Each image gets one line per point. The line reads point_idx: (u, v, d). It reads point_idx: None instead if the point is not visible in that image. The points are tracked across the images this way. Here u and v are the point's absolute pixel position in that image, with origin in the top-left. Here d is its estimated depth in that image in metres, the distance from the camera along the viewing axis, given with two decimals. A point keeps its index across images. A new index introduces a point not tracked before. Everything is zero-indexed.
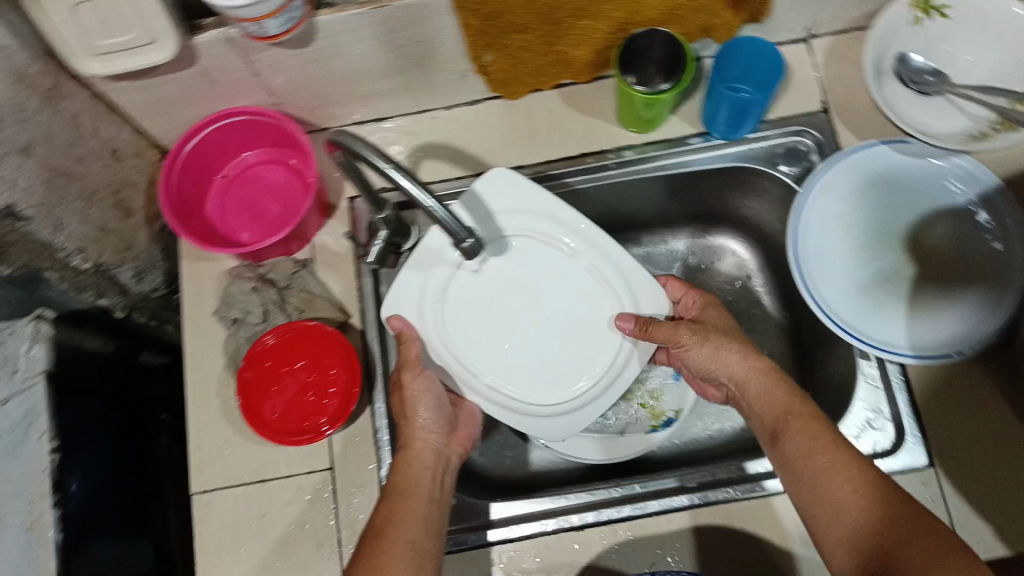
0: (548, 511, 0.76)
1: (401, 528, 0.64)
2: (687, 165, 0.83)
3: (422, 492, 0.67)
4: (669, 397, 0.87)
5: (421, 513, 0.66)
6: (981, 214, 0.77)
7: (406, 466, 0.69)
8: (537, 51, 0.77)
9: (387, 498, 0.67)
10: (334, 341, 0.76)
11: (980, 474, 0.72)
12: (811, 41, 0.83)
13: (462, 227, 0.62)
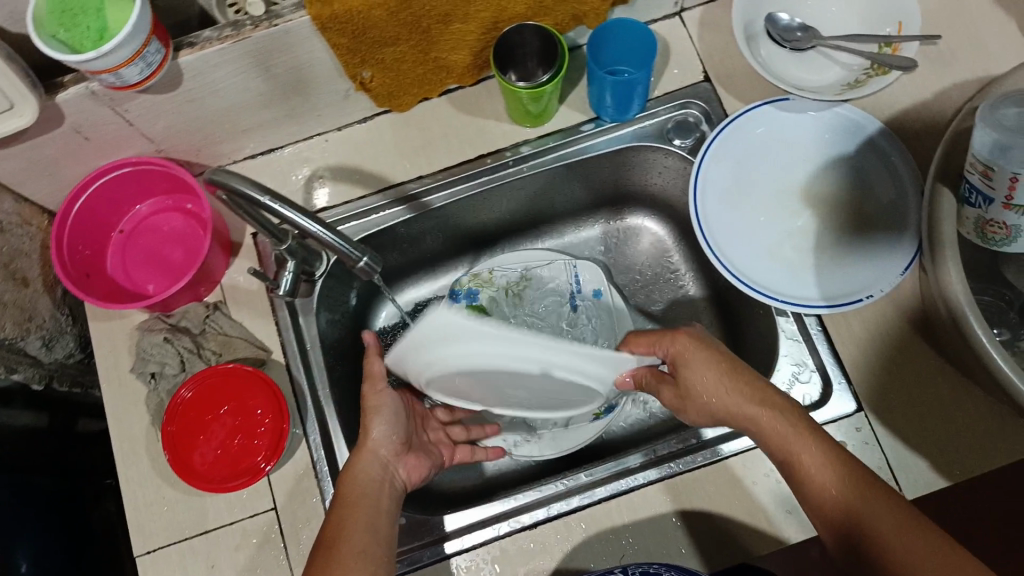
0: (500, 515, 0.75)
1: (353, 537, 0.61)
2: (586, 152, 0.84)
3: (373, 503, 0.65)
4: None
5: (373, 523, 0.63)
6: (869, 158, 0.79)
7: (354, 478, 0.67)
8: (415, 61, 0.77)
9: (338, 507, 0.65)
10: (257, 379, 0.74)
11: (911, 410, 0.72)
12: (683, 13, 0.84)
13: (353, 248, 0.64)
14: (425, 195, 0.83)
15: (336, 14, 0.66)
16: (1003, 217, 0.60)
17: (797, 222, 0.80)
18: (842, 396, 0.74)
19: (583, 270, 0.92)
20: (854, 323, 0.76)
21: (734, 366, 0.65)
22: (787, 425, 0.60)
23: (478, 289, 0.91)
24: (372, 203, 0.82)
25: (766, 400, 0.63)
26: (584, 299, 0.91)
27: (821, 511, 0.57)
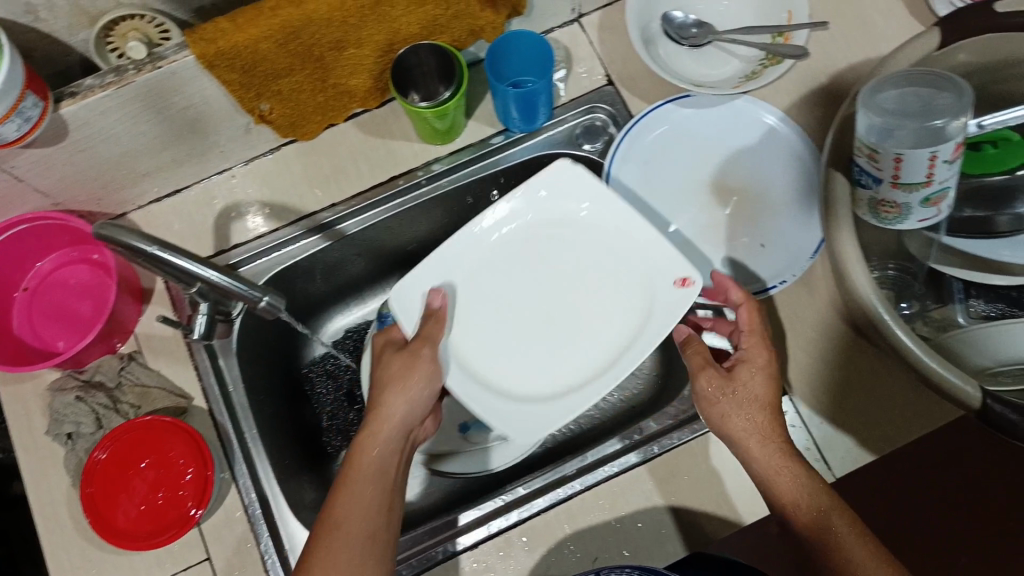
0: (509, 505, 0.74)
1: (352, 518, 0.60)
2: (499, 165, 0.84)
3: (375, 483, 0.63)
4: None
5: (370, 507, 0.61)
6: (773, 146, 0.81)
7: (365, 451, 0.65)
8: (313, 89, 0.76)
9: (336, 480, 0.63)
10: (177, 430, 0.73)
11: (834, 390, 0.74)
12: (582, 19, 0.85)
13: (252, 287, 0.64)
14: (339, 222, 0.81)
15: (221, 51, 0.65)
16: (892, 197, 0.62)
17: (714, 215, 0.81)
18: None
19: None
20: (771, 311, 0.77)
21: (777, 404, 0.64)
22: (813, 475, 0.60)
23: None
24: (285, 236, 0.81)
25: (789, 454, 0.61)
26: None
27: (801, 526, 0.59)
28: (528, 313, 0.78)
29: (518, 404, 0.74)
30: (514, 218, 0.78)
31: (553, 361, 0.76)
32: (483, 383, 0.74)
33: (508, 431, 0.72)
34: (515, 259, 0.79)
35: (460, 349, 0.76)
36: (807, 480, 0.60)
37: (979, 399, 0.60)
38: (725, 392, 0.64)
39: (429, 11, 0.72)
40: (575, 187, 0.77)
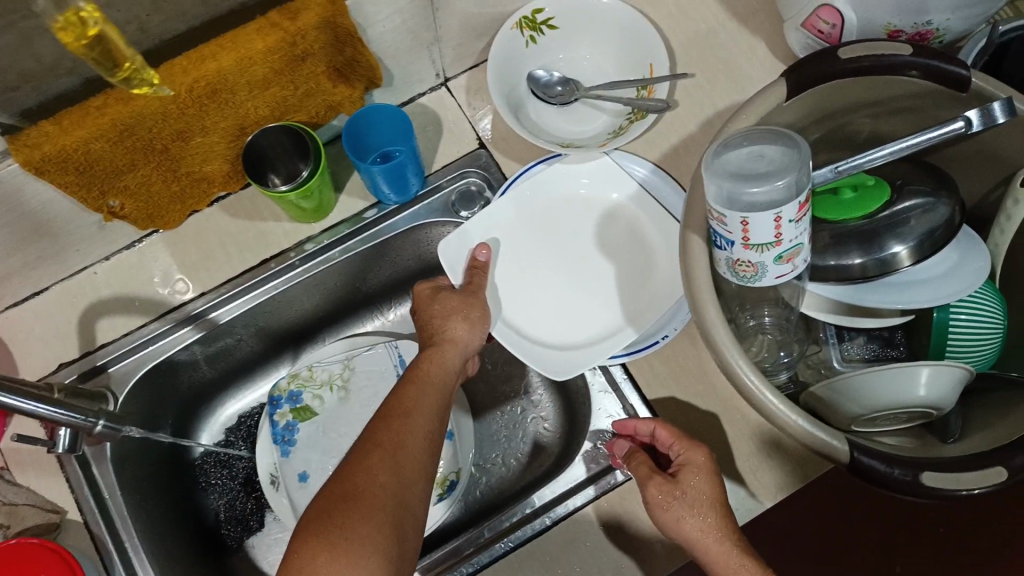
0: (512, 529, 0.73)
1: (418, 416, 0.63)
2: (373, 239, 0.81)
3: (439, 391, 0.66)
4: (444, 460, 0.85)
5: (432, 410, 0.64)
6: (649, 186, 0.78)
7: (436, 362, 0.69)
8: (165, 180, 0.73)
9: (401, 384, 0.66)
10: (44, 547, 0.68)
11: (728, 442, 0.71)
12: (449, 83, 0.85)
13: (86, 416, 0.69)
14: (212, 311, 0.79)
15: (48, 157, 0.61)
16: (746, 257, 0.61)
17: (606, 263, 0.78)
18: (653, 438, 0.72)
19: (407, 350, 0.90)
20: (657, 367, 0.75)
21: (724, 504, 0.60)
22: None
23: (300, 389, 0.89)
24: (155, 331, 0.78)
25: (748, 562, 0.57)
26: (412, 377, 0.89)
27: None
28: (563, 277, 0.79)
29: (555, 350, 0.75)
30: (547, 197, 0.80)
31: (590, 312, 0.77)
32: (523, 333, 0.76)
33: (551, 370, 0.73)
34: (553, 232, 0.80)
35: (498, 304, 0.78)
36: None
37: (845, 452, 0.57)
38: (674, 494, 0.61)
39: (276, 93, 0.70)
40: (607, 174, 0.79)
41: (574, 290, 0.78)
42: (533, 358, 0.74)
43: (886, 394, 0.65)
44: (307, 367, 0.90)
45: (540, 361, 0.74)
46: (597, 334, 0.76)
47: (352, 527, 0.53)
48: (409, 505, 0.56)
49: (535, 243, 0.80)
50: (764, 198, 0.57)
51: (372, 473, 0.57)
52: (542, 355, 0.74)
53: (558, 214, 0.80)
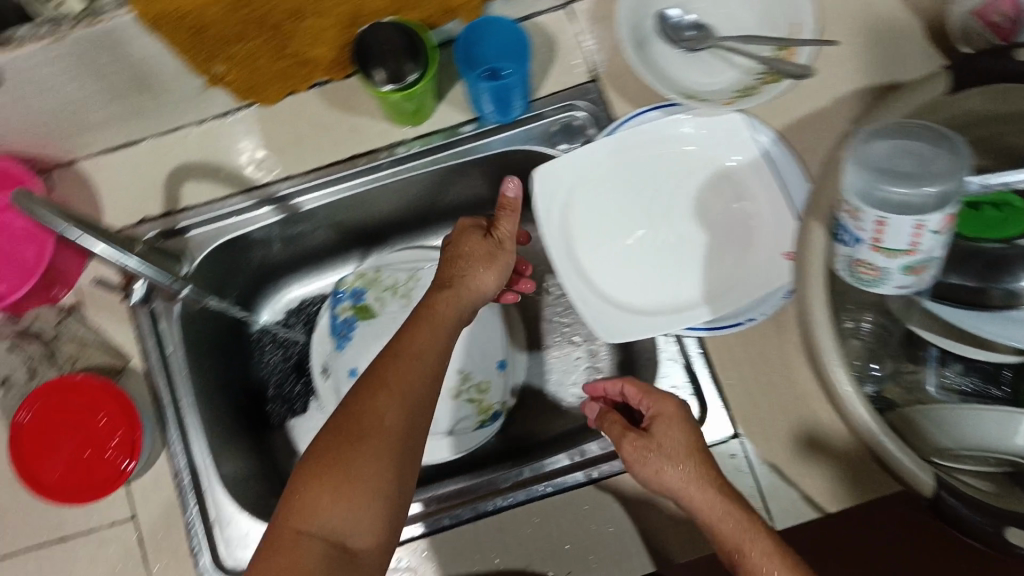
0: (551, 474, 0.74)
1: (423, 358, 0.61)
2: (462, 155, 0.79)
3: (450, 334, 0.65)
4: (495, 389, 0.88)
5: (441, 353, 0.63)
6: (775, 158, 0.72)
7: (448, 304, 0.67)
8: (270, 56, 0.71)
9: (411, 323, 0.64)
10: (110, 392, 0.72)
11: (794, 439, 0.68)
12: (570, 7, 0.79)
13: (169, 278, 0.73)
14: (295, 196, 0.78)
15: (164, 14, 0.60)
16: (871, 259, 0.57)
17: (699, 229, 0.74)
18: (718, 423, 0.71)
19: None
20: (737, 350, 0.72)
21: (701, 451, 0.60)
22: (768, 540, 0.53)
23: (365, 288, 0.90)
24: (237, 204, 0.78)
25: (733, 514, 0.55)
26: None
27: None
28: (651, 230, 0.75)
29: (617, 306, 0.72)
30: (657, 144, 0.75)
31: (660, 277, 0.73)
32: (590, 283, 0.73)
33: (603, 326, 0.71)
34: (653, 182, 0.75)
35: (579, 244, 0.74)
36: (758, 550, 0.53)
37: (931, 487, 0.56)
38: (650, 449, 0.61)
39: None
40: (726, 132, 0.74)
41: (659, 248, 0.74)
42: (590, 309, 0.72)
43: (985, 437, 0.61)
44: (374, 270, 0.90)
45: (594, 315, 0.71)
46: (658, 303, 0.72)
47: (357, 468, 0.55)
48: (412, 448, 0.58)
49: (634, 190, 0.75)
50: (902, 198, 0.53)
51: (379, 416, 0.57)
52: (601, 307, 0.72)
53: (654, 172, 0.75)
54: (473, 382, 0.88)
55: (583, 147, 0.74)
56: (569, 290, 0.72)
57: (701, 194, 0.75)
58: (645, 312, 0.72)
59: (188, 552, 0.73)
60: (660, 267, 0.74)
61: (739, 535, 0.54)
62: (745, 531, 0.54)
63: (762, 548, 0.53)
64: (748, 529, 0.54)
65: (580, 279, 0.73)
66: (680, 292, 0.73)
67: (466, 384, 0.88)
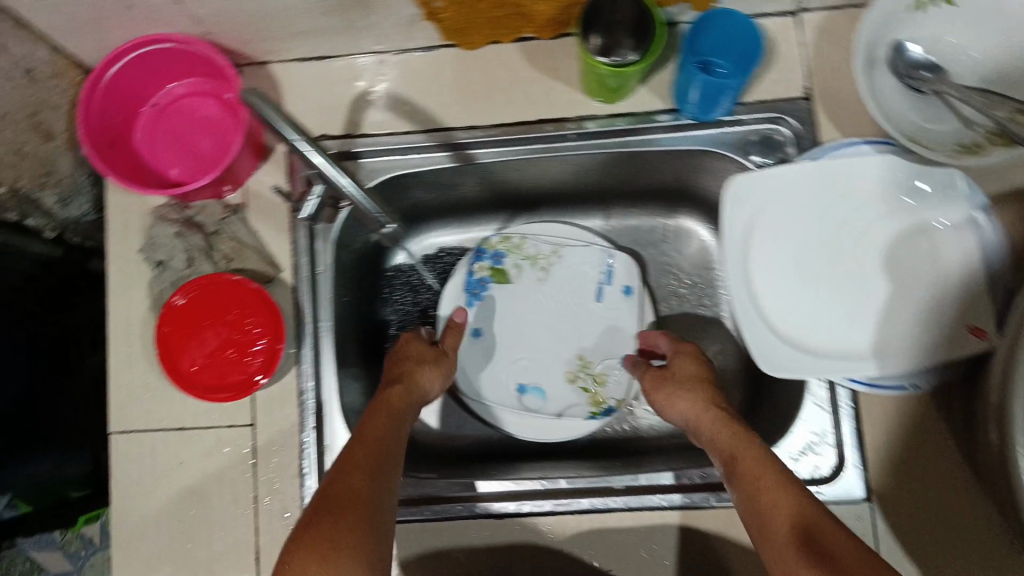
0: (669, 487, 0.73)
1: (387, 436, 0.65)
2: (649, 144, 0.77)
3: (403, 427, 0.68)
4: (612, 385, 0.86)
5: (398, 436, 0.66)
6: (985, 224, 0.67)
7: (400, 395, 0.71)
8: (493, 3, 0.68)
9: (368, 413, 0.68)
10: (260, 302, 0.72)
11: (915, 507, 0.69)
12: (801, 15, 0.74)
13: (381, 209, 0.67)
14: (474, 147, 0.77)
15: None
16: None
17: (881, 281, 0.71)
18: (853, 483, 0.70)
19: (619, 263, 0.88)
20: (884, 407, 0.71)
21: (710, 385, 0.73)
22: (756, 444, 0.62)
23: (506, 253, 0.89)
24: (416, 143, 0.77)
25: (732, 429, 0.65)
26: (611, 292, 0.88)
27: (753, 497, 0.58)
28: (830, 268, 0.72)
29: (779, 337, 0.71)
30: (860, 183, 0.71)
31: (827, 317, 0.71)
32: (757, 306, 0.71)
33: (760, 355, 0.70)
34: (845, 220, 0.72)
35: (753, 266, 0.72)
36: (747, 452, 0.62)
37: None
38: (667, 381, 0.75)
39: None
40: (938, 191, 0.69)
41: (833, 288, 0.72)
42: (752, 332, 0.71)
43: None
44: (520, 237, 0.89)
45: (755, 340, 0.70)
46: (818, 344, 0.71)
47: (341, 538, 0.54)
48: (385, 533, 0.57)
49: (823, 223, 0.72)
50: None
51: (352, 490, 0.58)
52: (763, 333, 0.71)
53: (852, 209, 0.71)
54: (591, 372, 0.87)
55: (789, 166, 0.70)
56: (735, 307, 0.71)
57: (891, 245, 0.71)
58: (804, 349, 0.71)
59: (300, 472, 0.75)
60: (830, 308, 0.71)
61: (733, 442, 0.63)
62: (740, 440, 0.63)
63: (751, 451, 0.61)
64: (739, 438, 0.63)
65: (748, 300, 0.71)
66: (845, 339, 0.71)
67: (584, 371, 0.87)
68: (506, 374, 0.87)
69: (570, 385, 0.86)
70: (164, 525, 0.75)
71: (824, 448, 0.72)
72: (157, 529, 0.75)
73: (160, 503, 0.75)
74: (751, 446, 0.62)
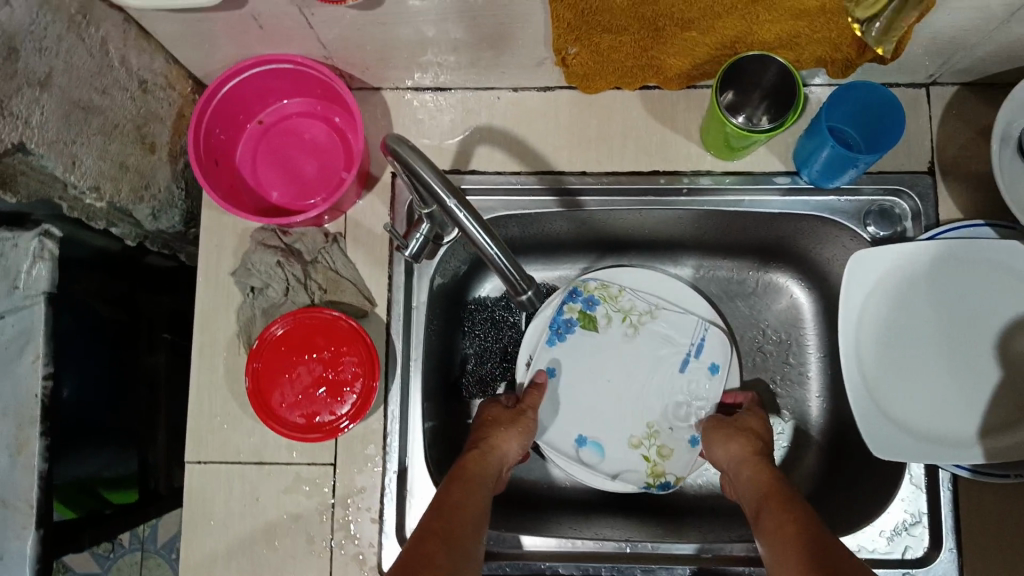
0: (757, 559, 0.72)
1: (466, 505, 0.64)
2: (762, 206, 0.75)
3: (483, 498, 0.66)
4: (676, 460, 0.82)
5: (479, 507, 0.65)
6: None
7: (480, 463, 0.70)
8: (628, 54, 0.67)
9: (448, 481, 0.67)
10: (359, 342, 0.69)
11: None
12: (932, 88, 0.74)
13: (521, 276, 0.57)
14: (585, 194, 0.75)
15: None
16: None
17: (994, 368, 0.69)
18: (946, 568, 0.68)
19: (710, 338, 0.84)
20: (989, 499, 0.69)
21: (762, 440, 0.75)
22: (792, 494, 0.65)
23: (600, 299, 0.84)
24: (524, 182, 0.76)
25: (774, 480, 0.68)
26: (697, 366, 0.84)
27: (780, 532, 0.61)
28: (941, 350, 0.70)
29: (886, 416, 0.69)
30: (983, 269, 0.69)
31: (935, 398, 0.70)
32: (864, 381, 0.70)
33: (866, 432, 0.69)
34: (963, 303, 0.70)
35: (864, 340, 0.71)
36: (786, 498, 0.65)
37: None
38: (726, 425, 0.77)
39: (799, 26, 0.62)
40: None
41: (945, 370, 0.70)
42: (860, 407, 0.70)
43: None
44: (619, 288, 0.85)
45: (863, 415, 0.69)
46: (924, 426, 0.69)
47: None
48: None
49: (940, 304, 0.70)
50: None
51: (430, 558, 0.57)
52: (870, 408, 0.70)
53: (968, 291, 0.70)
54: (656, 442, 0.83)
55: (919, 245, 0.69)
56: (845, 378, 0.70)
57: (1010, 335, 0.69)
58: (909, 429, 0.69)
59: (378, 515, 0.71)
60: (940, 390, 0.70)
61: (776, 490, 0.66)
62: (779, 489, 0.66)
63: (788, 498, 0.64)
64: (777, 488, 0.66)
65: (855, 373, 0.70)
66: (952, 423, 0.69)
67: (650, 440, 0.83)
68: (571, 423, 0.83)
69: (632, 448, 0.82)
70: (234, 561, 0.71)
71: (917, 530, 0.70)
72: (228, 566, 0.71)
73: (231, 541, 0.71)
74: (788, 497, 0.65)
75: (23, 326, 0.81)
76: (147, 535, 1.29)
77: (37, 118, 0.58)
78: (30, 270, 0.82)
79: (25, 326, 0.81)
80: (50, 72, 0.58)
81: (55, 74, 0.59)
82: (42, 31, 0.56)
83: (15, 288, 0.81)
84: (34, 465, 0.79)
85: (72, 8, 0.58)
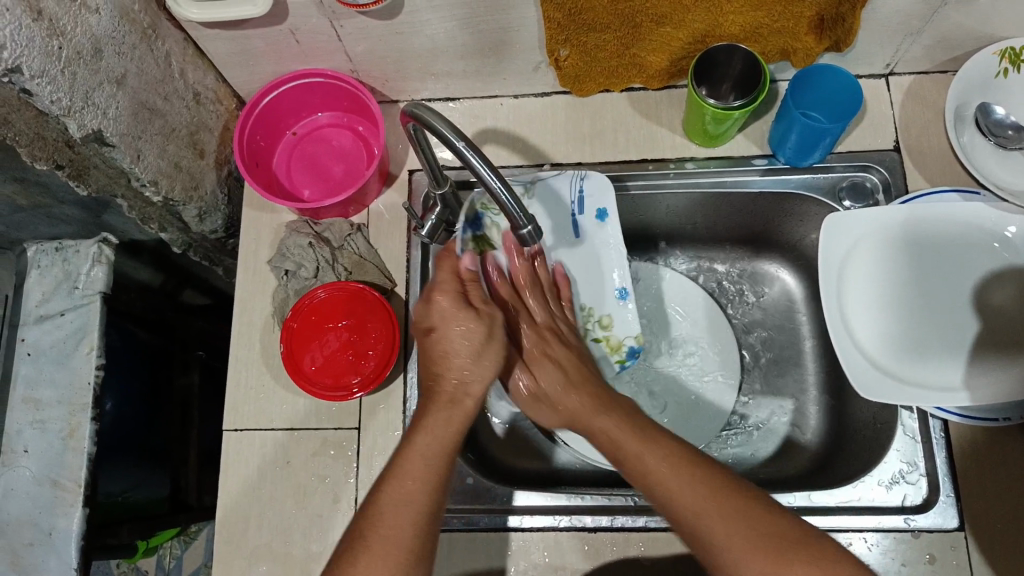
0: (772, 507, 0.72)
1: (411, 472, 0.58)
2: (744, 185, 0.82)
3: (447, 446, 0.61)
4: (619, 326, 0.83)
5: (433, 474, 0.59)
6: None
7: (437, 410, 0.62)
8: (612, 53, 0.77)
9: (407, 434, 0.62)
10: (383, 312, 0.76)
11: (1012, 540, 0.68)
12: (891, 78, 0.83)
13: (521, 212, 0.61)
14: None
15: None
16: None
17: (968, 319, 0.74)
18: (943, 510, 0.70)
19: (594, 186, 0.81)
20: (981, 443, 0.71)
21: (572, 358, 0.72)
22: (615, 422, 0.65)
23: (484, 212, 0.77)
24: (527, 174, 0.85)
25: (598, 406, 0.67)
26: (585, 219, 0.82)
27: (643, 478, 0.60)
28: (918, 303, 0.75)
29: (872, 366, 0.73)
30: (957, 232, 0.75)
31: (916, 345, 0.74)
32: (851, 337, 0.74)
33: (856, 380, 0.72)
34: (938, 264, 0.75)
35: (848, 298, 0.76)
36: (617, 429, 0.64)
37: None
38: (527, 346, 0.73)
39: (758, 17, 0.71)
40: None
41: (925, 322, 0.75)
42: (849, 358, 0.73)
43: None
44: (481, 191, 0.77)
45: (853, 367, 0.73)
46: (909, 373, 0.73)
47: None
48: None
49: (916, 264, 0.76)
50: None
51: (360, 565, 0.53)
52: (858, 360, 0.73)
53: (943, 254, 0.75)
54: (595, 317, 0.83)
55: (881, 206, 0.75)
56: (832, 334, 0.74)
57: (982, 288, 0.74)
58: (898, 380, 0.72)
59: None
60: (922, 338, 0.74)
61: (601, 422, 0.65)
62: (603, 421, 0.65)
63: (618, 432, 0.64)
64: (596, 418, 0.66)
65: (841, 328, 0.74)
66: (934, 371, 0.73)
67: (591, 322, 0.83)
68: None
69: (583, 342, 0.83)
70: (267, 520, 0.76)
71: (915, 480, 0.72)
72: (259, 524, 0.76)
73: (263, 502, 0.76)
74: (615, 426, 0.64)
75: (80, 320, 0.91)
76: (173, 566, 1.32)
77: (112, 111, 0.69)
78: (89, 271, 0.91)
79: (83, 321, 0.91)
80: (125, 73, 0.69)
81: (129, 77, 0.70)
82: (120, 37, 0.67)
83: (77, 289, 0.91)
84: (83, 447, 0.88)
85: (144, 22, 0.70)
